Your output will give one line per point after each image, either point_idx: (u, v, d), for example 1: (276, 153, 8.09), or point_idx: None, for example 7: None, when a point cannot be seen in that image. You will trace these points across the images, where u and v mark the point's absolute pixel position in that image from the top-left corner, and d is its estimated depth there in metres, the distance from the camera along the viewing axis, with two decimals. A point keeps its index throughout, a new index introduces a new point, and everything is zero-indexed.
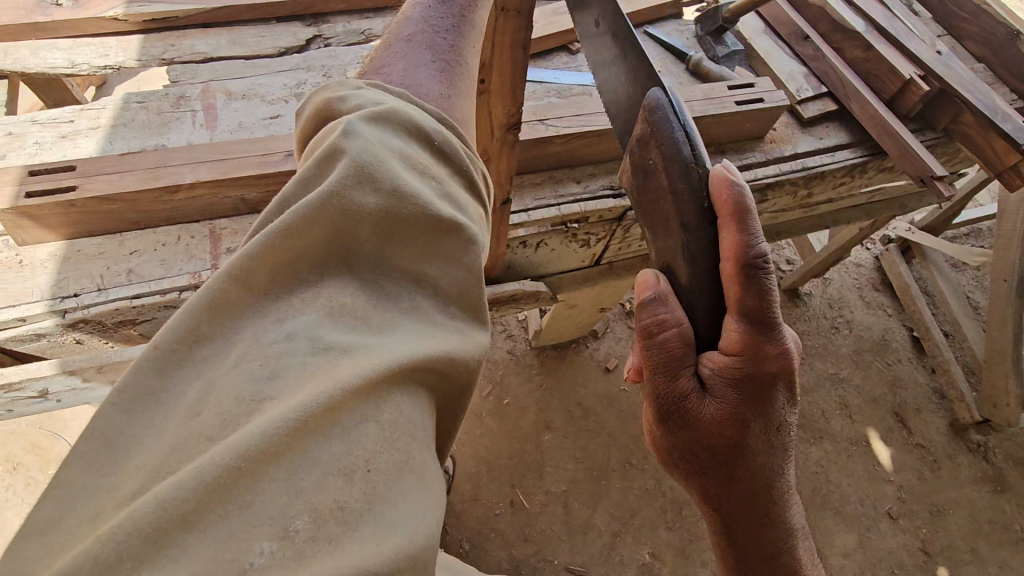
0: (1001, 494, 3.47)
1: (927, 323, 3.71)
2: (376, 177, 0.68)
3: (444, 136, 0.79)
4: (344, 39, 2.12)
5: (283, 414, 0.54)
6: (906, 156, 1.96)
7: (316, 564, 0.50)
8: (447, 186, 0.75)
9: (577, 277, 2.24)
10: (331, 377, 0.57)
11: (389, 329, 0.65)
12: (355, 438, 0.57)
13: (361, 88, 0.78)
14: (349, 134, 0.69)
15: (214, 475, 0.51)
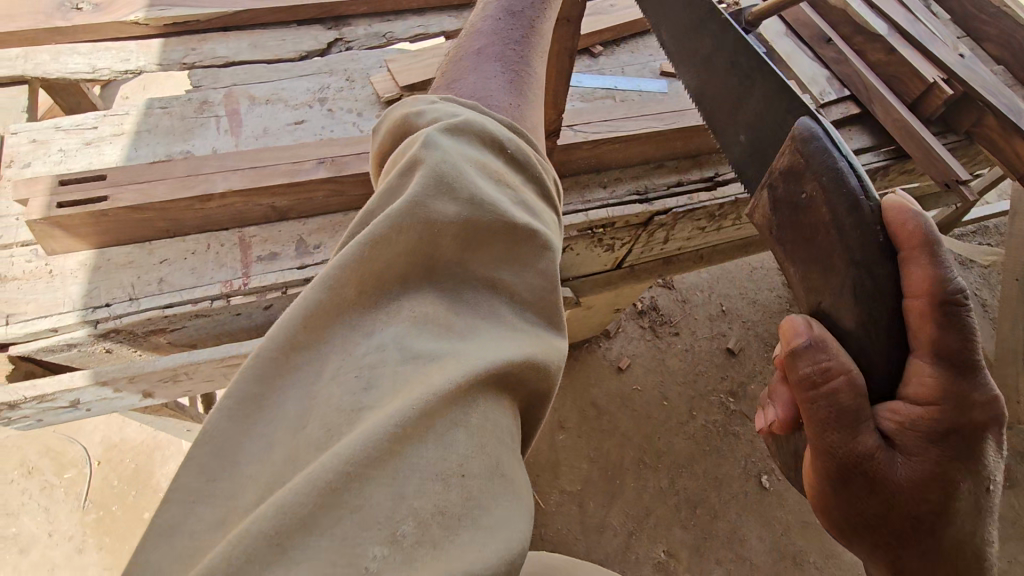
0: (1009, 490, 3.51)
1: None
2: (454, 191, 0.71)
3: (515, 145, 0.82)
4: (364, 42, 2.11)
5: (385, 421, 0.57)
6: (929, 159, 1.95)
7: (426, 565, 0.53)
8: (518, 195, 0.78)
9: (598, 280, 2.24)
10: (423, 383, 0.61)
11: (470, 334, 0.69)
12: (449, 444, 0.60)
13: (435, 103, 0.82)
14: (428, 148, 0.73)
15: (325, 478, 0.54)
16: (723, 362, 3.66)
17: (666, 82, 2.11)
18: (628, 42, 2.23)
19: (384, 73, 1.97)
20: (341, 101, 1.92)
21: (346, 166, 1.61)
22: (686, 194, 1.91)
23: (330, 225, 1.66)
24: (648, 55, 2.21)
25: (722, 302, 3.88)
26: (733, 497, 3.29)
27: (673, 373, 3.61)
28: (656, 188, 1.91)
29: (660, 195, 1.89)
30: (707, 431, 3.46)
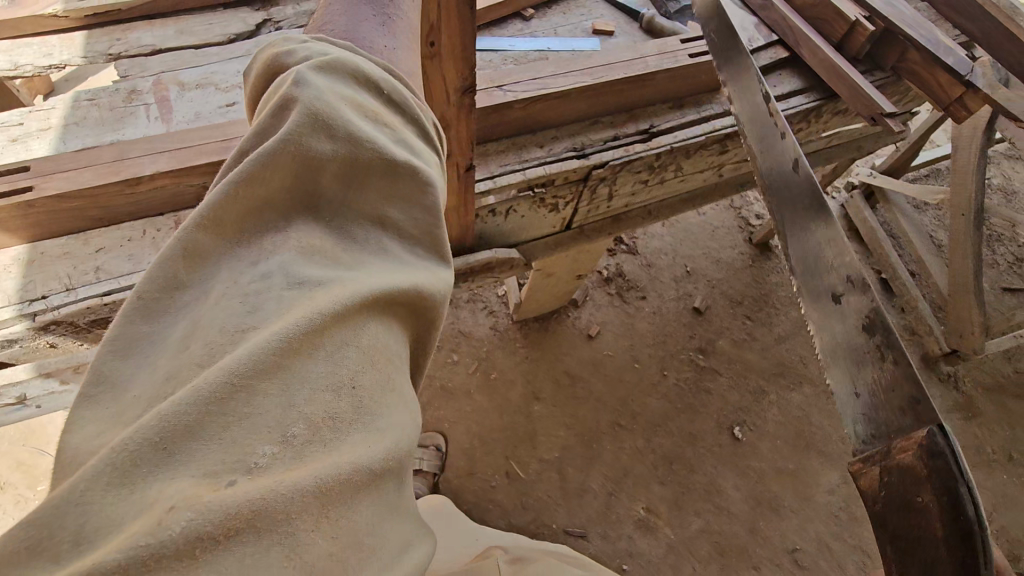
0: (971, 420, 3.68)
1: (893, 264, 3.85)
2: (330, 131, 0.67)
3: (391, 86, 0.77)
4: (295, 21, 2.08)
5: (270, 337, 0.56)
6: (855, 95, 2.01)
7: (316, 460, 0.54)
8: (399, 136, 0.74)
9: (549, 243, 2.28)
10: (310, 303, 0.59)
11: (360, 264, 0.68)
12: (337, 360, 0.59)
13: (306, 42, 0.75)
14: (298, 87, 0.67)
15: (211, 390, 0.52)
16: (691, 321, 3.75)
17: (598, 41, 2.14)
18: (559, 4, 2.25)
19: None
20: None
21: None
22: (622, 147, 1.95)
23: None
24: (580, 14, 2.22)
25: (686, 264, 3.94)
26: (708, 451, 3.40)
27: (643, 336, 3.67)
28: (592, 143, 1.95)
29: (596, 149, 1.94)
30: (679, 389, 3.55)
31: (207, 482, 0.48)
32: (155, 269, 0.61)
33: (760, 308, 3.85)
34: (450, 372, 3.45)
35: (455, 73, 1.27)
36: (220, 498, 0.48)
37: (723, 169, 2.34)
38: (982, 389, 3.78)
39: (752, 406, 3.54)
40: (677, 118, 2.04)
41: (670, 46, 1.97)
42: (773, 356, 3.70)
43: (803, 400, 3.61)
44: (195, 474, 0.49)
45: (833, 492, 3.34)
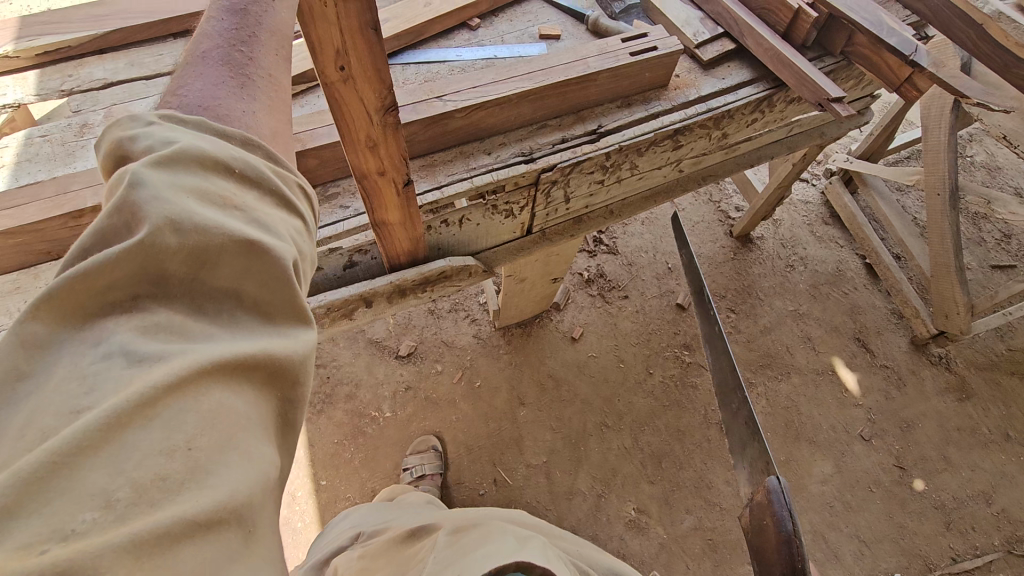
0: (965, 401, 3.62)
1: (874, 248, 3.83)
2: (168, 219, 0.64)
3: (244, 163, 0.75)
4: None
5: (97, 414, 0.53)
6: (802, 81, 2.01)
7: (138, 522, 0.51)
8: (253, 216, 0.72)
9: (510, 249, 2.28)
10: (144, 376, 0.57)
11: (208, 338, 0.64)
12: (176, 425, 0.56)
13: (151, 124, 0.74)
14: (132, 183, 0.64)
15: (28, 468, 0.50)
16: (675, 318, 3.74)
17: (545, 45, 2.16)
18: (505, 12, 2.26)
19: None
20: None
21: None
22: (571, 148, 1.96)
23: None
24: (527, 21, 2.24)
25: (668, 260, 3.94)
26: (697, 447, 3.38)
27: (627, 336, 3.67)
28: (541, 147, 1.95)
29: (544, 153, 1.94)
30: (666, 386, 3.54)
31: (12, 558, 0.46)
32: None
33: (743, 300, 3.83)
34: (434, 383, 3.46)
35: (373, 94, 1.28)
36: (25, 572, 0.45)
37: (682, 164, 2.33)
38: (974, 368, 3.74)
39: None
40: (626, 116, 2.04)
41: (611, 45, 1.98)
42: (759, 348, 3.69)
43: (792, 390, 3.61)
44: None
45: (826, 481, 3.36)
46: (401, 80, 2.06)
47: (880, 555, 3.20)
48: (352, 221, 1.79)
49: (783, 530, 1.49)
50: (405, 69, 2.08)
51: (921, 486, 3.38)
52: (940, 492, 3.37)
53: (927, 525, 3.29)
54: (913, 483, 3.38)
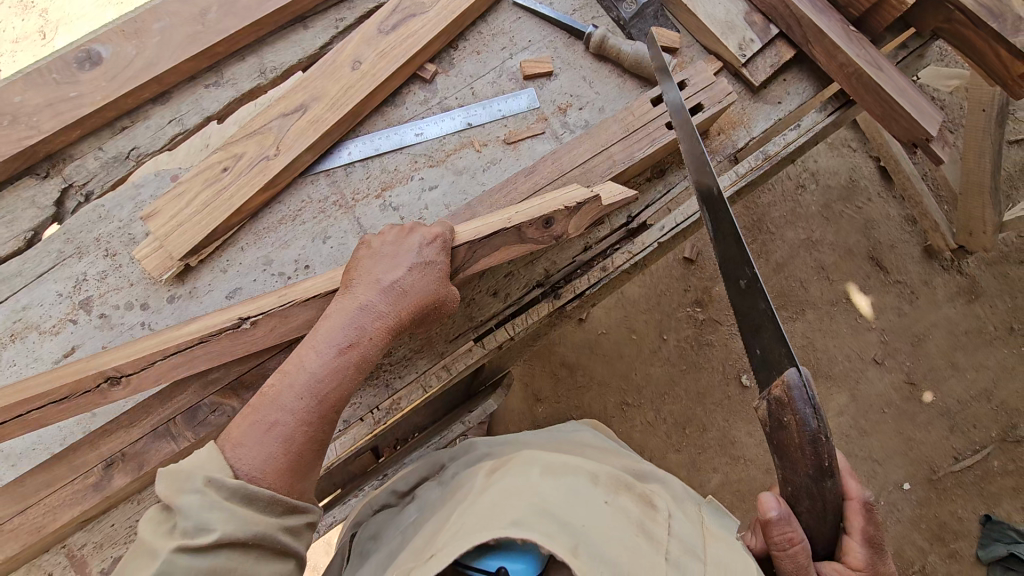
0: (975, 302, 3.54)
1: (896, 155, 3.44)
2: (227, 517, 0.97)
3: (246, 491, 1.00)
4: (107, 178, 1.44)
5: (244, 544, 0.98)
6: (888, 107, 1.49)
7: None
8: (254, 508, 1.01)
9: (523, 341, 1.89)
10: (243, 555, 0.98)
11: (261, 538, 1.00)
12: (261, 555, 1.00)
13: (201, 491, 0.97)
14: (200, 529, 0.94)
15: (243, 547, 0.98)
16: (683, 273, 3.47)
17: (533, 92, 1.53)
18: (469, 37, 1.58)
19: (148, 239, 1.37)
20: (109, 295, 1.39)
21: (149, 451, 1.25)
22: (599, 261, 1.50)
23: None
24: (501, 49, 1.57)
25: None
26: (718, 405, 3.29)
27: (635, 304, 3.45)
28: (558, 268, 1.50)
29: (565, 278, 1.49)
30: (681, 350, 3.38)
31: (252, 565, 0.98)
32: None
33: (754, 237, 3.59)
34: None
35: (278, 326, 1.24)
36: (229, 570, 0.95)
37: None
38: (984, 264, 3.60)
39: None
40: (661, 195, 1.54)
41: (638, 114, 1.39)
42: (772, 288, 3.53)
43: (807, 325, 3.52)
44: None
45: (841, 413, 3.46)
46: (351, 192, 1.48)
47: (891, 469, 3.40)
48: (342, 436, 1.40)
49: (806, 429, 1.13)
50: (350, 172, 1.48)
51: (930, 398, 3.46)
52: (947, 398, 3.46)
53: (933, 432, 3.43)
54: (921, 396, 3.47)
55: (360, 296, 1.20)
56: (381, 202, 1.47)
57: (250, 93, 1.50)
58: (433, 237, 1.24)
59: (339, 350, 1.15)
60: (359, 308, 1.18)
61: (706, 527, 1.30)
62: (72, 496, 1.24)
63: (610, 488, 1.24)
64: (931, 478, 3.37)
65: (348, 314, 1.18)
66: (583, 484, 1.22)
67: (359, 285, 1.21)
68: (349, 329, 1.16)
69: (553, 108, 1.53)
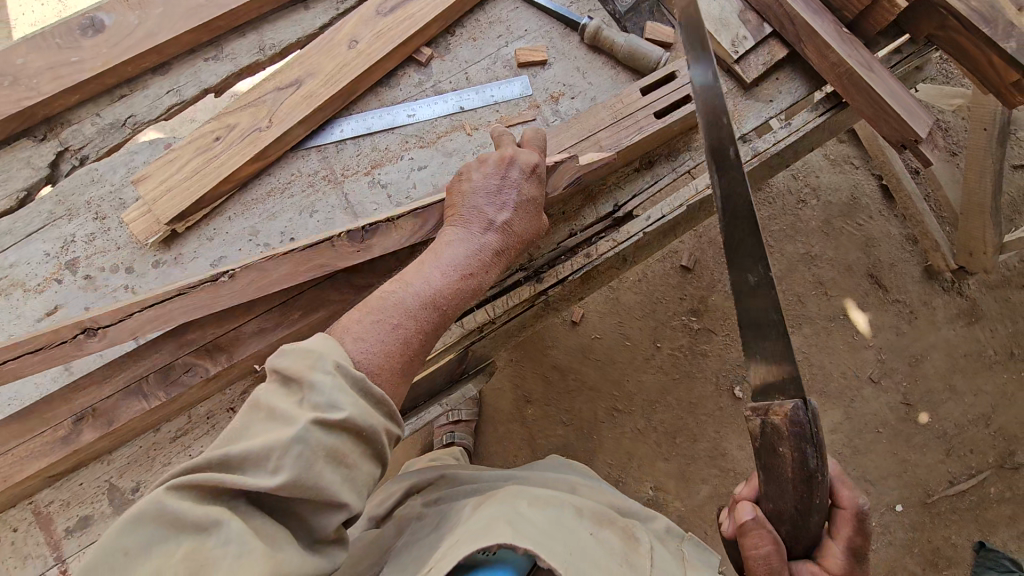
0: (975, 324, 3.51)
1: (897, 173, 3.46)
2: (343, 405, 1.01)
3: (363, 385, 1.06)
4: (101, 144, 1.47)
5: (356, 433, 1.03)
6: (878, 106, 1.49)
7: (362, 469, 1.04)
8: (368, 402, 1.06)
9: (508, 329, 1.90)
10: (352, 445, 1.03)
11: (372, 431, 1.05)
12: (364, 452, 1.05)
13: (327, 373, 1.03)
14: (321, 411, 0.99)
15: (353, 436, 1.03)
16: (679, 281, 3.46)
17: (526, 80, 1.56)
18: (466, 24, 1.60)
19: (137, 204, 1.39)
20: (96, 257, 1.41)
21: (120, 408, 1.26)
22: (582, 247, 1.51)
23: (143, 454, 1.35)
24: (496, 37, 1.59)
25: None
26: (710, 416, 3.25)
27: (630, 310, 3.43)
28: (542, 252, 1.51)
29: (547, 262, 1.50)
30: (674, 358, 3.35)
31: (357, 456, 1.04)
32: (300, 457, 0.96)
33: None
34: None
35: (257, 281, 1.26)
36: (340, 458, 1.01)
37: None
38: (986, 287, 3.57)
39: None
40: (648, 186, 1.55)
41: (626, 102, 1.40)
42: None
43: (803, 340, 3.49)
44: (352, 479, 1.03)
45: (834, 430, 3.42)
46: (340, 168, 1.49)
47: (884, 490, 3.35)
48: None
49: (804, 468, 1.10)
50: (341, 149, 1.49)
51: (926, 419, 3.42)
52: (944, 421, 3.41)
53: (928, 455, 3.38)
54: (917, 418, 3.42)
55: (475, 225, 1.27)
56: (369, 179, 1.48)
57: (248, 68, 1.53)
58: (533, 171, 1.30)
59: (458, 272, 1.24)
60: (478, 235, 1.26)
61: (687, 563, 1.30)
62: (41, 450, 1.24)
63: (592, 520, 1.28)
64: (924, 502, 3.32)
65: (470, 229, 1.27)
66: (570, 518, 1.25)
67: (474, 208, 1.29)
68: (467, 250, 1.25)
69: (545, 94, 1.54)
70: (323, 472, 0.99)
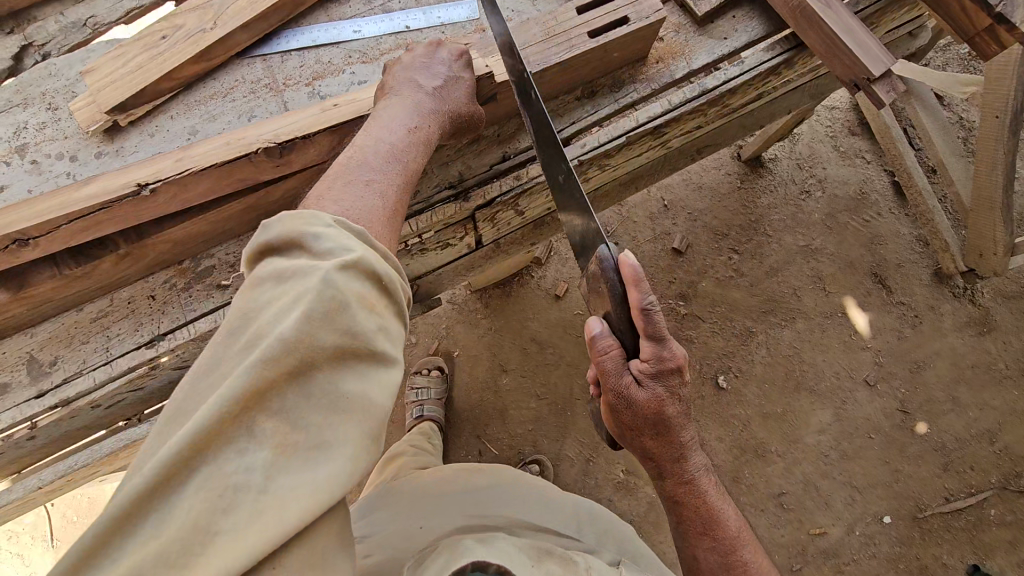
0: (986, 335, 3.26)
1: (908, 167, 3.23)
2: (352, 248, 0.93)
3: (364, 235, 1.00)
4: (63, 41, 1.60)
5: (373, 278, 0.93)
6: (828, 40, 1.44)
7: (386, 320, 0.93)
8: (374, 252, 0.98)
9: (456, 268, 1.87)
10: (371, 293, 0.92)
11: (387, 279, 0.96)
12: (383, 305, 0.94)
13: (328, 226, 0.95)
14: (332, 254, 0.91)
15: (371, 281, 0.93)
16: (670, 264, 3.46)
17: (474, 4, 1.57)
18: None
19: (86, 94, 1.45)
20: (44, 143, 1.46)
21: (32, 275, 1.30)
22: (513, 171, 1.51)
23: (64, 330, 1.41)
24: None
25: (663, 197, 3.63)
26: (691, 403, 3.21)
27: None
28: (474, 173, 1.50)
29: (477, 182, 1.49)
30: None
31: (378, 306, 0.93)
32: (325, 298, 0.84)
33: (749, 238, 3.51)
34: (413, 354, 3.41)
35: (178, 195, 1.27)
36: (364, 303, 0.90)
37: (672, 143, 1.76)
38: (1001, 297, 3.34)
39: (738, 349, 3.30)
40: (588, 116, 1.53)
41: (559, 20, 1.45)
42: (763, 292, 3.39)
43: (797, 336, 3.33)
44: (380, 328, 0.91)
45: (823, 431, 3.15)
46: (283, 77, 1.52)
47: (871, 499, 3.03)
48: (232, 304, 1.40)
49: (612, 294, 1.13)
50: (286, 59, 1.53)
51: (924, 429, 3.13)
52: (944, 434, 3.12)
53: (923, 468, 3.07)
54: (915, 427, 3.13)
55: (407, 93, 1.30)
56: (310, 89, 1.50)
57: None
58: (459, 53, 1.38)
59: (409, 129, 1.24)
60: (413, 98, 1.28)
61: None
62: None
63: (534, 555, 1.14)
64: (916, 516, 2.98)
65: (404, 106, 1.27)
66: (512, 548, 1.12)
67: (401, 89, 1.31)
68: (411, 113, 1.27)
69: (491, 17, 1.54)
70: (355, 315, 0.87)
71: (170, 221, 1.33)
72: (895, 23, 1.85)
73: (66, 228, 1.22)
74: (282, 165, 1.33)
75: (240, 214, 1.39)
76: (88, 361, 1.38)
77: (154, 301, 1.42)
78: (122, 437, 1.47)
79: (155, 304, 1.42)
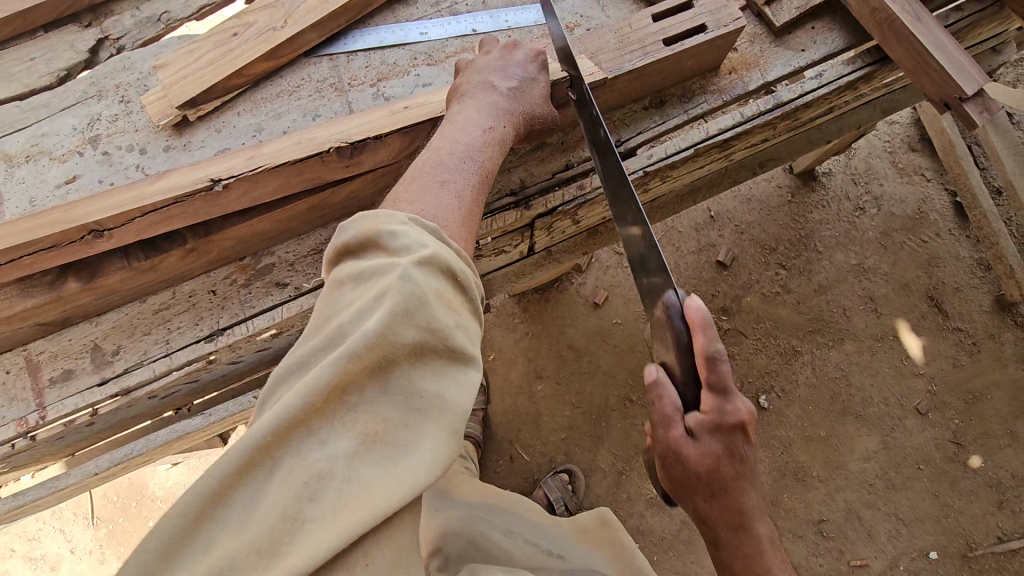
0: None
1: (973, 187, 3.13)
2: (430, 244, 0.91)
3: (439, 233, 0.97)
4: (137, 35, 1.65)
5: (448, 275, 0.90)
6: (917, 58, 1.38)
7: (463, 315, 0.90)
8: (450, 249, 0.96)
9: (506, 275, 1.85)
10: (448, 290, 0.89)
11: (462, 275, 0.93)
12: (460, 302, 0.91)
13: (404, 224, 0.94)
14: (410, 250, 0.88)
15: (447, 278, 0.90)
16: (714, 277, 3.38)
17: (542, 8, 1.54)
18: None
19: (158, 89, 1.47)
20: (116, 136, 1.48)
21: (103, 266, 1.33)
22: (577, 181, 1.47)
23: (128, 321, 1.43)
24: None
25: (709, 207, 3.53)
26: None
27: None
28: (535, 181, 1.48)
29: (539, 190, 1.47)
30: None
31: (456, 304, 0.90)
32: (403, 294, 0.82)
33: (799, 253, 3.40)
34: None
35: (248, 191, 1.27)
36: (441, 300, 0.86)
37: (733, 156, 1.69)
38: None
39: (782, 368, 3.19)
40: (655, 127, 1.48)
41: (634, 26, 1.41)
42: (811, 310, 3.28)
43: (844, 358, 3.20)
44: (458, 324, 0.87)
45: (868, 459, 3.02)
46: (348, 78, 1.52)
47: (916, 533, 2.89)
48: (291, 303, 1.41)
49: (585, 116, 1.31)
50: (352, 59, 1.53)
51: (978, 463, 2.98)
52: (1000, 470, 2.96)
53: (974, 503, 2.92)
54: (968, 461, 2.98)
55: (482, 94, 1.28)
56: (375, 90, 1.49)
57: None
58: (535, 55, 1.37)
59: (486, 129, 1.23)
60: (489, 99, 1.27)
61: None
62: (28, 292, 1.32)
63: None
64: (965, 555, 2.84)
65: (483, 110, 1.26)
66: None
67: (476, 89, 1.30)
68: (489, 114, 1.25)
69: (562, 20, 1.51)
70: (435, 311, 0.84)
71: (236, 218, 1.34)
72: (981, 37, 1.76)
73: (138, 220, 1.24)
74: (350, 166, 1.32)
75: (303, 213, 1.40)
76: (149, 352, 1.40)
77: (215, 297, 1.44)
78: (177, 429, 1.49)
79: (215, 299, 1.43)
